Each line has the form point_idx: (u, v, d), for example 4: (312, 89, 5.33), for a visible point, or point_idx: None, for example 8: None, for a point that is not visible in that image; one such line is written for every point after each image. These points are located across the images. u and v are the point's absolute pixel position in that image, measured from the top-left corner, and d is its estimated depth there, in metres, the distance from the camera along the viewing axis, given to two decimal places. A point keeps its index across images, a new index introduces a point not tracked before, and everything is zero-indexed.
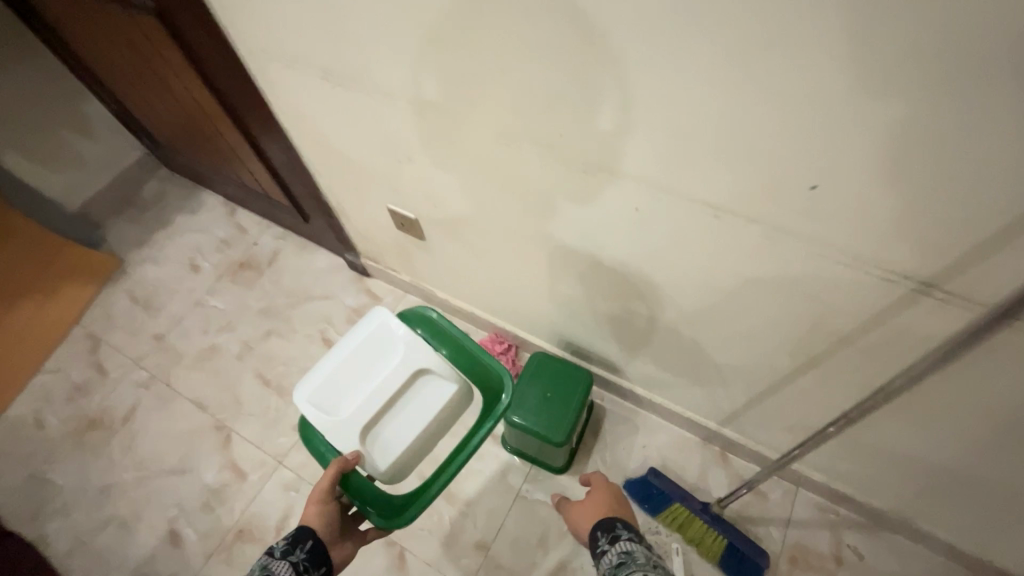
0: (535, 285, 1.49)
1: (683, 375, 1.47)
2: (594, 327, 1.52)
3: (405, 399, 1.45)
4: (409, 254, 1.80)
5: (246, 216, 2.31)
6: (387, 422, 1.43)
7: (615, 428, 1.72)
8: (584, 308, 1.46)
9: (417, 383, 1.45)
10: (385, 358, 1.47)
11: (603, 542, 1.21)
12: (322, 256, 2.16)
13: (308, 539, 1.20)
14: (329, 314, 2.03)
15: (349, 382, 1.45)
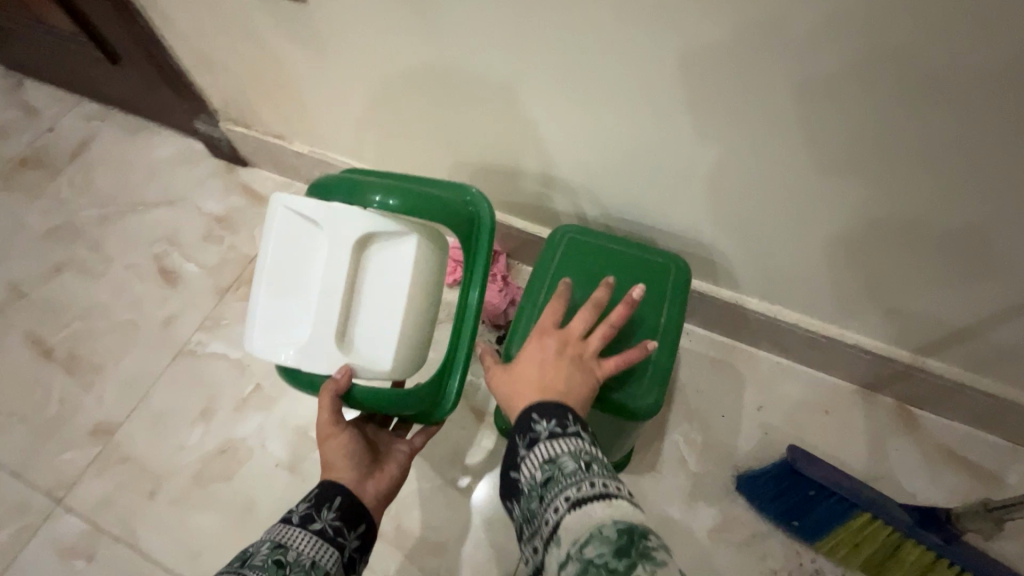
0: (559, 68, 0.66)
1: (879, 251, 0.69)
2: (685, 168, 0.71)
3: (378, 284, 0.60)
4: (296, 82, 0.93)
5: (36, 88, 1.37)
6: (377, 325, 0.60)
7: (701, 381, 0.94)
8: (675, 110, 0.64)
9: (385, 248, 0.60)
10: (315, 244, 0.60)
11: (532, 441, 0.47)
12: (163, 139, 1.27)
13: (336, 498, 0.56)
14: (173, 229, 1.15)
15: (290, 300, 0.60)
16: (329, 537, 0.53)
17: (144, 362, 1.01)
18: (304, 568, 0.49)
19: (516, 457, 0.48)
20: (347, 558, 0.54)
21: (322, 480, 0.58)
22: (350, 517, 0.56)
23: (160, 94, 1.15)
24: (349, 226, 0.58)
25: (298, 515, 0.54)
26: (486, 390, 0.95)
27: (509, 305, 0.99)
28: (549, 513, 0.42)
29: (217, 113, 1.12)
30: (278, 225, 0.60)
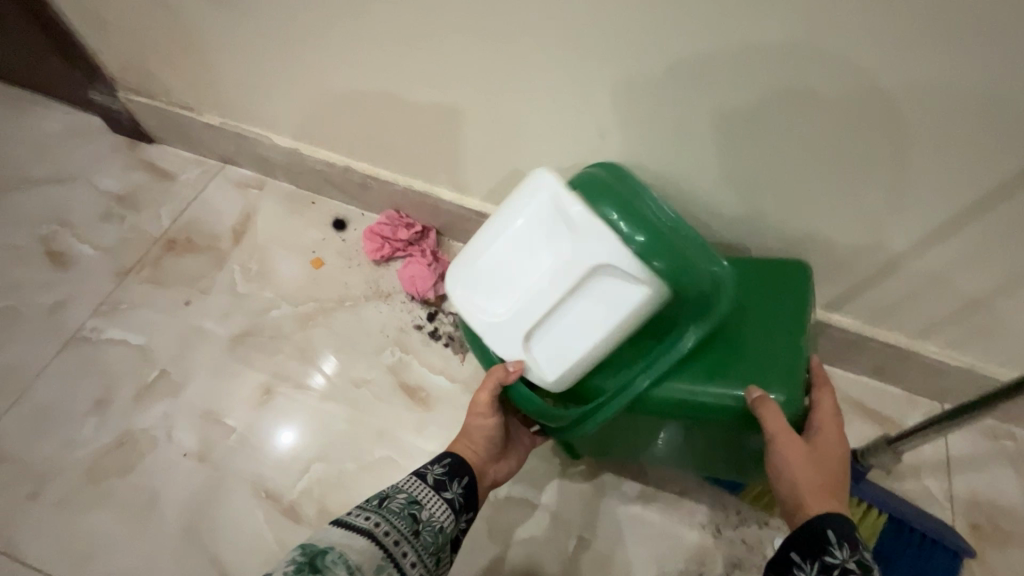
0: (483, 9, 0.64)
1: (780, 207, 0.72)
2: (604, 122, 0.70)
3: (587, 307, 0.54)
4: (201, 43, 0.87)
5: None
6: (563, 345, 0.55)
7: None
8: (595, 52, 0.63)
9: (617, 284, 0.52)
10: (557, 244, 0.53)
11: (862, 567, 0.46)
12: (53, 113, 1.14)
13: (466, 476, 0.60)
14: (64, 208, 1.04)
15: (505, 275, 0.56)
16: (454, 508, 0.57)
17: (27, 352, 0.90)
18: (435, 530, 0.54)
19: (833, 562, 0.47)
20: (455, 536, 0.57)
21: (453, 452, 0.63)
22: (469, 499, 0.60)
23: (47, 62, 1.04)
24: (594, 250, 0.51)
25: (432, 477, 0.58)
26: (416, 366, 0.91)
27: (438, 280, 0.95)
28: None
29: (115, 82, 1.03)
30: (535, 198, 0.54)
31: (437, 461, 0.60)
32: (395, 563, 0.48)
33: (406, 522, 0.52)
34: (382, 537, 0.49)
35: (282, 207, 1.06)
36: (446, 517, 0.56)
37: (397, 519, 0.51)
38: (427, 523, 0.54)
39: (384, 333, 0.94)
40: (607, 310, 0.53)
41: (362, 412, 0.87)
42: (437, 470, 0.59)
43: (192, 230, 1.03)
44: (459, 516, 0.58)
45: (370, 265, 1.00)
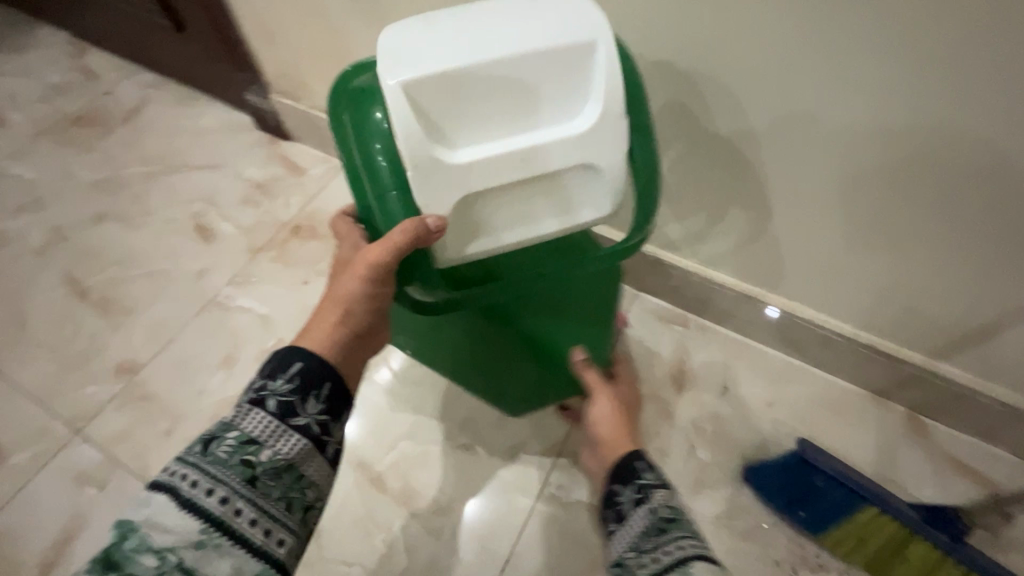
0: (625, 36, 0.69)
1: (886, 245, 0.74)
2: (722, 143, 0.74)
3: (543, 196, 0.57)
4: (352, 56, 0.98)
5: (93, 51, 1.41)
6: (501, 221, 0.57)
7: (707, 374, 0.96)
8: (732, 79, 0.66)
9: (579, 190, 0.58)
10: (568, 117, 0.55)
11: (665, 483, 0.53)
12: (212, 109, 1.32)
13: (326, 385, 0.46)
14: (213, 190, 1.20)
15: (491, 101, 0.53)
16: (314, 431, 0.45)
17: (173, 309, 1.04)
18: (281, 467, 0.42)
19: (643, 482, 0.54)
20: (330, 457, 0.46)
21: (306, 350, 0.47)
22: (338, 407, 0.47)
23: (218, 65, 1.21)
24: (597, 150, 0.55)
25: (275, 401, 0.44)
26: None
27: None
28: (664, 548, 0.46)
29: (269, 86, 1.18)
30: (574, 49, 0.52)
31: (280, 373, 0.45)
32: (225, 530, 0.39)
33: (235, 473, 0.40)
34: (200, 504, 0.38)
35: None
36: (298, 450, 0.43)
37: (222, 474, 0.40)
38: (271, 465, 0.42)
39: None
40: (552, 205, 0.58)
41: (448, 398, 0.94)
42: (281, 388, 0.44)
43: (316, 219, 1.15)
44: (325, 440, 0.45)
45: None
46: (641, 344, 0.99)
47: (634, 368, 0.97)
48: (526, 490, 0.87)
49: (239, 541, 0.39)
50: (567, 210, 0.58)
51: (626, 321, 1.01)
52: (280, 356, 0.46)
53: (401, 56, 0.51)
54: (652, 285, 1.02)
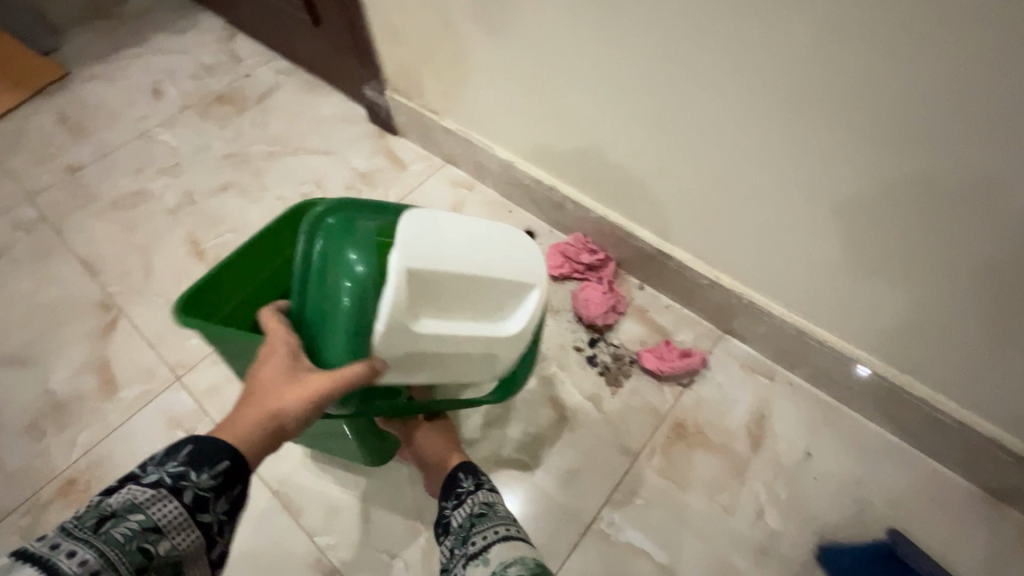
0: (760, 75, 0.66)
1: None
2: (848, 198, 0.69)
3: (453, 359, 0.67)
4: (467, 61, 1.00)
5: (241, 38, 1.56)
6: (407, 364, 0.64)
7: (789, 435, 0.89)
8: (878, 130, 0.62)
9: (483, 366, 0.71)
10: (502, 321, 0.67)
11: (471, 481, 0.68)
12: (332, 100, 1.41)
13: (239, 488, 0.52)
14: (323, 174, 1.28)
15: (462, 291, 0.62)
16: (209, 532, 0.50)
17: None
18: (170, 563, 0.46)
19: (460, 490, 0.68)
20: (211, 557, 0.51)
21: (235, 451, 0.52)
22: (235, 510, 0.52)
23: (344, 59, 1.30)
24: (505, 348, 0.68)
25: (191, 494, 0.49)
26: (568, 386, 0.94)
27: (609, 310, 0.99)
28: (476, 539, 0.60)
29: (385, 83, 1.24)
30: (524, 286, 0.65)
31: (206, 467, 0.50)
32: None
33: (130, 559, 0.44)
34: None
35: (484, 209, 1.18)
36: (189, 549, 0.48)
37: (116, 557, 0.43)
38: (162, 560, 0.46)
39: (546, 345, 0.99)
40: (461, 364, 0.68)
41: (510, 411, 0.93)
42: (203, 483, 0.50)
43: None
44: (213, 543, 0.51)
45: (547, 279, 1.07)
46: (719, 390, 0.93)
47: (708, 414, 0.91)
48: (575, 522, 0.84)
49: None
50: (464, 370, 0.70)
51: (706, 363, 0.95)
52: (206, 450, 0.51)
53: (409, 244, 0.58)
54: (740, 329, 0.96)
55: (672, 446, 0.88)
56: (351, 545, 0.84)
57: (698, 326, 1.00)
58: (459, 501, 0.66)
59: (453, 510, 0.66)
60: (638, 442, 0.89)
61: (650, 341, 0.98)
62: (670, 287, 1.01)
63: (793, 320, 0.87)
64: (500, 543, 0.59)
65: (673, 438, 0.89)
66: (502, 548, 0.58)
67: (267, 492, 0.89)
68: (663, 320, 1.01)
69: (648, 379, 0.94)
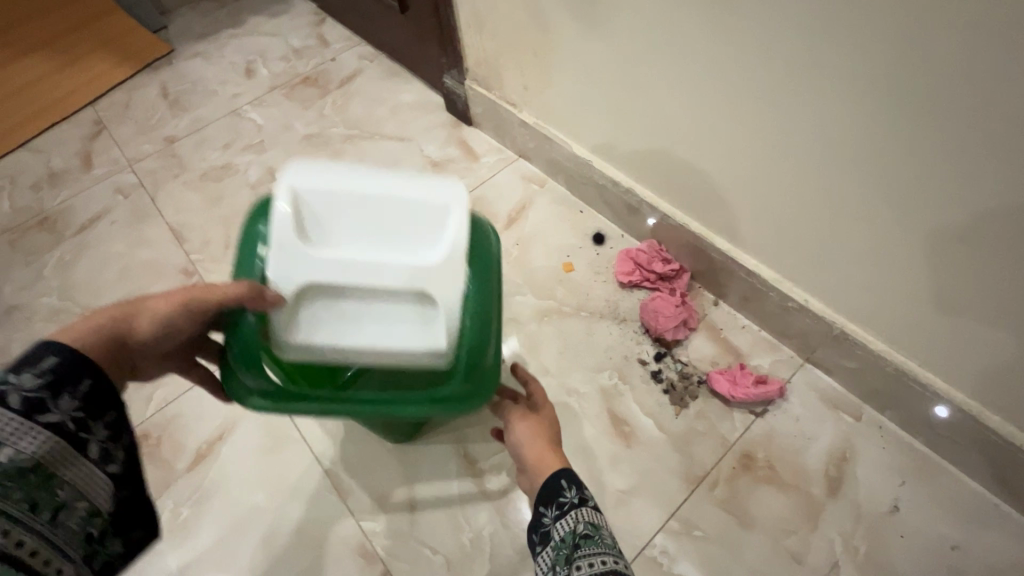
0: (882, 84, 0.58)
1: None
2: (974, 228, 0.60)
3: (381, 312, 0.59)
4: (554, 53, 0.96)
5: (330, 23, 1.60)
6: (326, 323, 0.58)
7: (873, 483, 0.80)
8: None
9: (419, 322, 0.59)
10: (422, 249, 0.60)
11: (575, 489, 0.56)
12: (412, 87, 1.42)
13: (84, 383, 0.48)
14: (397, 160, 1.29)
15: (356, 219, 0.60)
16: (66, 431, 0.47)
17: None
18: (24, 468, 0.44)
19: (562, 499, 0.56)
20: (93, 454, 0.50)
21: (67, 349, 0.48)
22: (95, 405, 0.50)
23: (428, 47, 1.29)
24: (436, 283, 0.58)
25: (18, 398, 0.45)
26: (628, 400, 0.90)
27: (680, 325, 0.93)
28: (581, 566, 0.49)
29: (466, 73, 1.22)
30: (427, 206, 0.61)
31: (31, 369, 0.46)
32: None
33: None
34: None
35: (554, 207, 1.15)
36: (44, 450, 0.46)
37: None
38: (10, 466, 0.44)
39: (608, 354, 0.94)
40: (387, 321, 0.58)
41: (564, 419, 0.89)
42: (30, 386, 0.46)
43: (477, 205, 1.18)
44: (78, 437, 0.48)
45: (614, 285, 1.02)
46: (796, 425, 0.86)
47: (781, 449, 0.84)
48: (625, 545, 0.79)
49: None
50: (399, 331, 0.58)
51: (783, 392, 0.88)
52: (30, 355, 0.47)
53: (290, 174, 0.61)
54: (825, 360, 0.88)
55: (738, 479, 0.82)
56: (395, 533, 0.84)
57: (776, 351, 0.93)
58: (559, 513, 0.55)
59: (554, 522, 0.54)
60: (701, 469, 0.83)
61: (722, 362, 0.92)
62: (748, 306, 0.94)
63: (897, 356, 0.78)
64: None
65: (739, 469, 0.83)
66: None
67: (318, 469, 0.90)
68: (738, 341, 0.94)
69: (716, 403, 0.88)
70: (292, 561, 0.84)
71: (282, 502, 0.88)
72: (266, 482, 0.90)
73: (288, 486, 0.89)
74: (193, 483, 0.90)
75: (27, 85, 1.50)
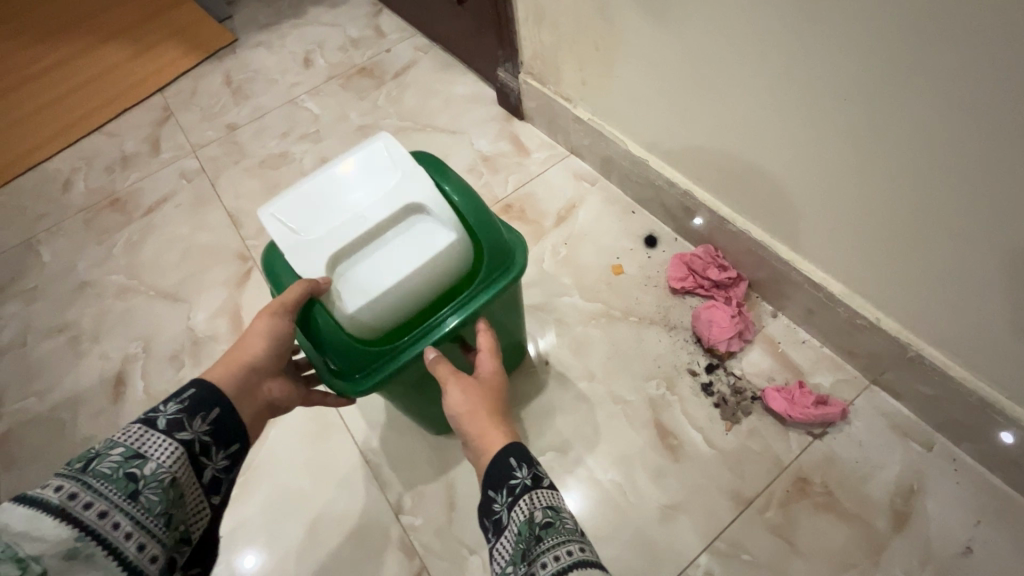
0: (995, 89, 0.51)
1: None
2: None
3: (400, 244, 0.62)
4: (617, 47, 0.92)
5: (387, 15, 1.61)
6: (362, 278, 0.60)
7: (944, 521, 0.74)
8: None
9: (428, 228, 0.62)
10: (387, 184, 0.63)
11: (524, 472, 0.51)
12: (465, 79, 1.41)
13: (214, 409, 0.56)
14: (446, 154, 1.28)
15: (330, 197, 0.63)
16: (194, 448, 0.53)
17: None
18: (162, 482, 0.49)
19: (514, 483, 0.50)
20: (209, 478, 0.54)
21: (203, 381, 0.57)
22: (220, 432, 0.56)
23: (483, 40, 1.28)
24: (419, 190, 0.61)
25: (163, 419, 0.52)
26: (677, 412, 0.86)
27: (735, 336, 0.89)
28: (543, 557, 0.43)
29: (521, 66, 1.20)
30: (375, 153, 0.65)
31: (173, 398, 0.54)
32: (101, 541, 0.44)
33: (117, 485, 0.46)
34: (79, 514, 0.44)
35: (605, 206, 1.12)
36: (178, 466, 0.51)
37: (105, 485, 0.46)
38: (150, 478, 0.48)
39: (657, 363, 0.91)
40: (404, 246, 0.62)
41: (608, 427, 0.87)
42: (171, 411, 0.53)
43: (526, 202, 1.16)
44: (201, 462, 0.53)
45: (666, 291, 0.99)
46: (860, 451, 0.80)
47: (841, 475, 0.79)
48: (667, 562, 0.77)
49: (112, 554, 0.44)
50: (418, 249, 0.61)
51: (845, 415, 0.82)
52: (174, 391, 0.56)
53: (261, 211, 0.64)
54: (895, 384, 0.82)
55: (793, 504, 0.78)
56: (434, 529, 0.85)
57: (840, 370, 0.87)
58: (512, 501, 0.49)
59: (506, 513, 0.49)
60: (752, 490, 0.79)
61: (779, 378, 0.87)
62: (811, 321, 0.88)
63: (984, 387, 0.71)
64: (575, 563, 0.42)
65: (794, 494, 0.78)
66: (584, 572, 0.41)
67: (360, 459, 0.92)
68: (797, 357, 0.89)
69: (771, 421, 0.84)
70: (333, 548, 0.85)
71: (327, 490, 0.90)
72: (312, 468, 0.92)
73: (334, 475, 0.91)
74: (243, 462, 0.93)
75: (103, 72, 1.58)
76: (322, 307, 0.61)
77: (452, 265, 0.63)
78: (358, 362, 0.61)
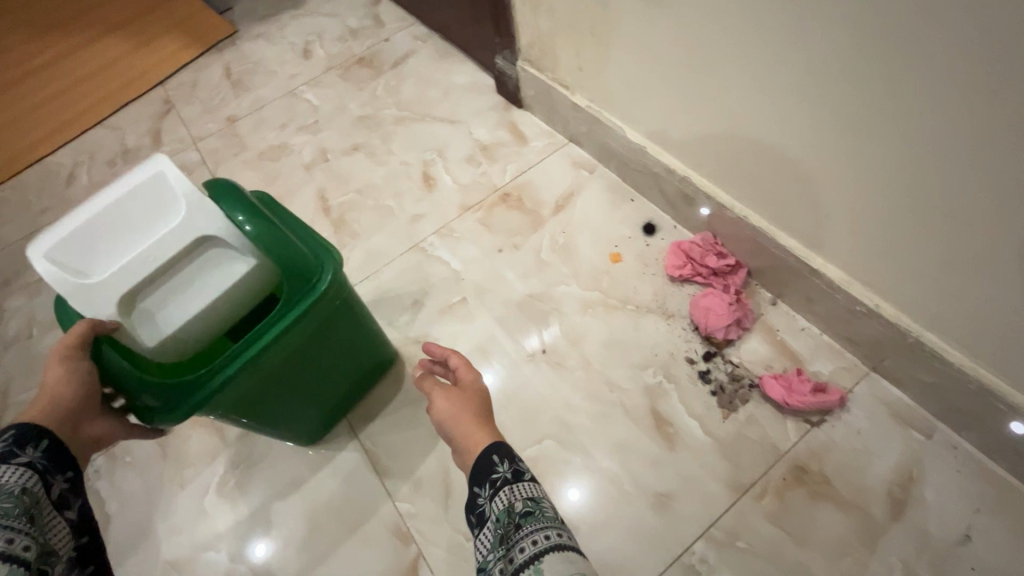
0: (988, 69, 0.51)
1: None
2: None
3: (196, 276, 0.61)
4: (613, 33, 0.91)
5: (386, 4, 1.59)
6: (158, 312, 0.60)
7: (942, 508, 0.74)
8: None
9: (222, 257, 0.62)
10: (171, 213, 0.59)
11: (505, 467, 0.55)
12: (464, 68, 1.40)
13: (46, 438, 0.58)
14: (445, 143, 1.28)
15: (110, 232, 0.59)
16: (37, 470, 0.55)
17: (389, 243, 1.14)
18: (16, 493, 0.52)
19: (497, 477, 0.55)
20: (58, 496, 0.56)
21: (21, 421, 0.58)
22: (59, 459, 0.58)
23: (481, 28, 1.27)
24: (205, 223, 0.59)
25: None
26: (674, 400, 0.86)
27: (732, 324, 0.88)
28: (520, 541, 0.48)
29: (519, 53, 1.19)
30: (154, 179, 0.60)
31: None
32: None
33: None
34: None
35: (604, 195, 1.11)
36: (28, 484, 0.53)
37: None
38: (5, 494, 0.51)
39: (654, 351, 0.91)
40: (195, 274, 0.61)
41: (604, 415, 0.87)
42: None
43: (524, 191, 1.15)
44: (48, 483, 0.55)
45: (664, 279, 0.98)
46: (858, 439, 0.79)
47: (839, 463, 0.78)
48: (662, 549, 0.77)
49: None
50: (211, 277, 0.61)
51: (844, 403, 0.82)
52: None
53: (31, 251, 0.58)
54: (895, 371, 0.81)
55: (789, 492, 0.77)
56: (430, 516, 0.85)
57: (840, 358, 0.86)
58: (495, 492, 0.54)
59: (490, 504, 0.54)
60: (748, 478, 0.79)
61: (778, 366, 0.86)
62: (811, 308, 0.87)
63: (986, 372, 0.70)
64: (543, 547, 0.46)
65: (791, 481, 0.78)
66: (552, 555, 0.46)
67: (359, 448, 0.92)
68: (796, 344, 0.88)
69: (769, 408, 0.83)
70: (330, 535, 0.86)
71: (329, 482, 0.90)
72: (314, 460, 0.92)
73: (335, 466, 0.91)
74: (247, 451, 0.94)
75: (105, 66, 1.58)
76: (110, 342, 0.60)
77: (254, 289, 0.65)
78: (169, 392, 0.62)
